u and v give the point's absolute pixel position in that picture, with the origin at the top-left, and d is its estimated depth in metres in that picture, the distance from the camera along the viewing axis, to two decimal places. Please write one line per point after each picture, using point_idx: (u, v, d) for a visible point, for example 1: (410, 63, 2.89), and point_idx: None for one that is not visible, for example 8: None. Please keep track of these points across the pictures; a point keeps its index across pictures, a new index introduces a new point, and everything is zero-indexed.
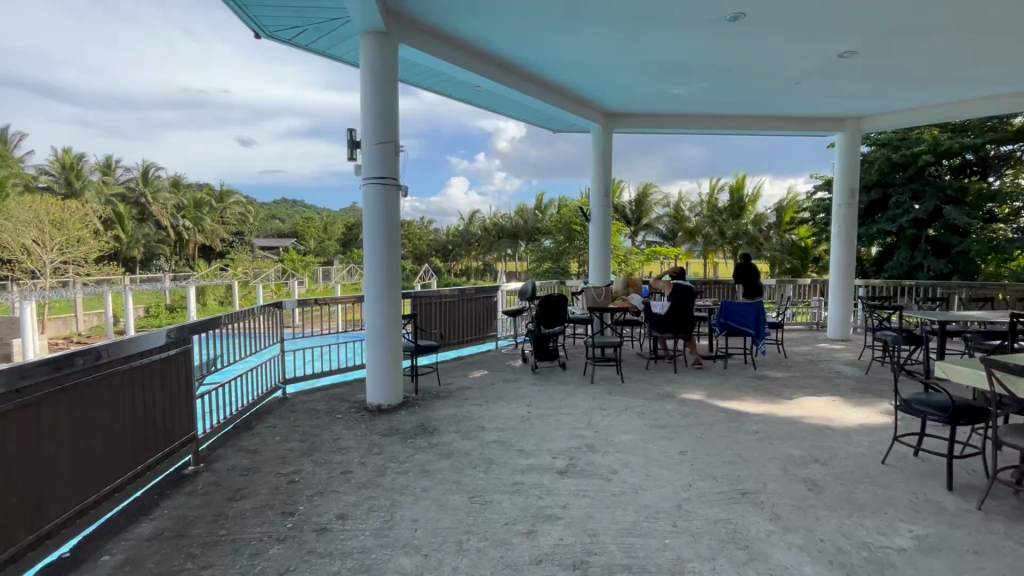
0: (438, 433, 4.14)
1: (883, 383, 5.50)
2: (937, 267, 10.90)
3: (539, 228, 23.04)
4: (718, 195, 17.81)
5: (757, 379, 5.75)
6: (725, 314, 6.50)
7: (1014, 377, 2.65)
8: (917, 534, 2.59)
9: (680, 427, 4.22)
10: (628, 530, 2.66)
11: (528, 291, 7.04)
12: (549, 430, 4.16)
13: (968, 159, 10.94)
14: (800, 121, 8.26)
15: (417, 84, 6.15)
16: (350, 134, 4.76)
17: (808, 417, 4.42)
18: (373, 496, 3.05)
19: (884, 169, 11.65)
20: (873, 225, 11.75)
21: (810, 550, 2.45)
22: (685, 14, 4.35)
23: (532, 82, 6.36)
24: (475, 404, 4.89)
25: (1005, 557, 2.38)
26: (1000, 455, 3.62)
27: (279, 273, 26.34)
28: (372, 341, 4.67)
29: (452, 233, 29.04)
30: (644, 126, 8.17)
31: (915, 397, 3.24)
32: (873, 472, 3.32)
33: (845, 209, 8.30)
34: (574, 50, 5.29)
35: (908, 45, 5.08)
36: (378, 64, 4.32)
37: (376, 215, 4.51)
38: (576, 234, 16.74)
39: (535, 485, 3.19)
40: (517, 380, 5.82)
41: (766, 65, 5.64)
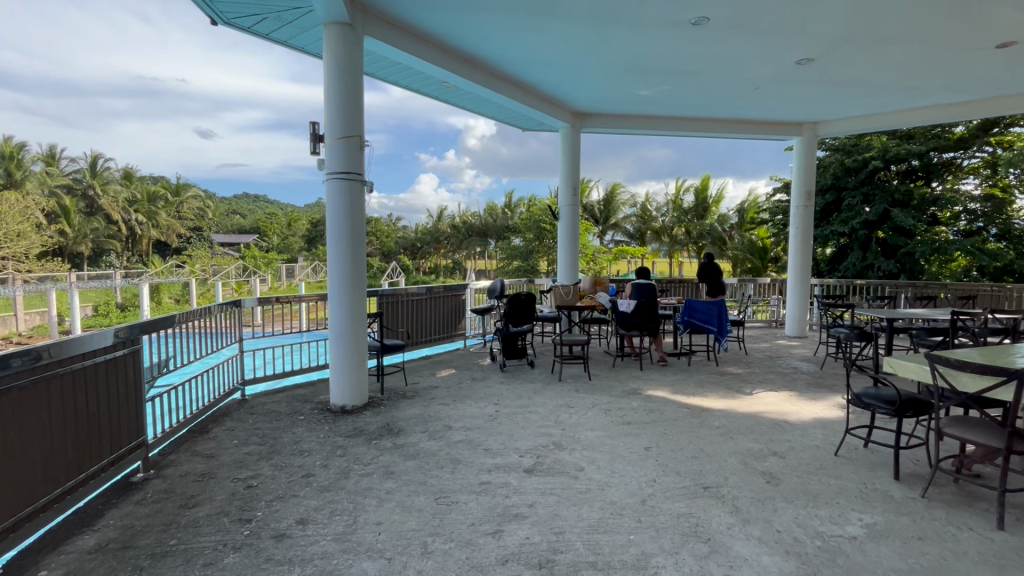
0: (404, 433, 4.07)
1: (836, 378, 5.76)
2: (886, 267, 11.50)
3: (509, 226, 23.08)
4: (684, 196, 18.22)
5: (718, 375, 5.90)
6: (689, 312, 6.66)
7: (954, 370, 2.83)
8: (867, 522, 2.70)
9: (645, 423, 4.29)
10: (595, 527, 2.68)
11: (497, 290, 7.00)
12: (517, 429, 4.15)
13: (914, 165, 11.59)
14: (761, 125, 8.52)
15: (384, 79, 6.04)
16: (314, 126, 4.62)
17: (766, 412, 4.56)
18: (336, 500, 2.97)
19: (838, 174, 12.17)
20: (827, 227, 12.27)
21: (768, 541, 2.52)
22: (652, 16, 4.41)
23: (501, 81, 6.34)
24: (442, 403, 4.84)
25: (946, 542, 2.51)
26: (943, 446, 3.82)
27: (240, 270, 25.42)
28: (336, 341, 4.55)
29: (421, 231, 28.75)
30: (612, 126, 8.25)
31: (866, 392, 3.39)
32: (826, 463, 3.45)
33: (801, 210, 8.63)
34: (542, 49, 5.30)
35: (860, 55, 5.31)
36: (343, 54, 4.22)
37: (340, 210, 4.39)
38: (546, 233, 16.88)
39: (501, 484, 3.17)
40: (484, 378, 5.80)
41: (728, 69, 5.78)
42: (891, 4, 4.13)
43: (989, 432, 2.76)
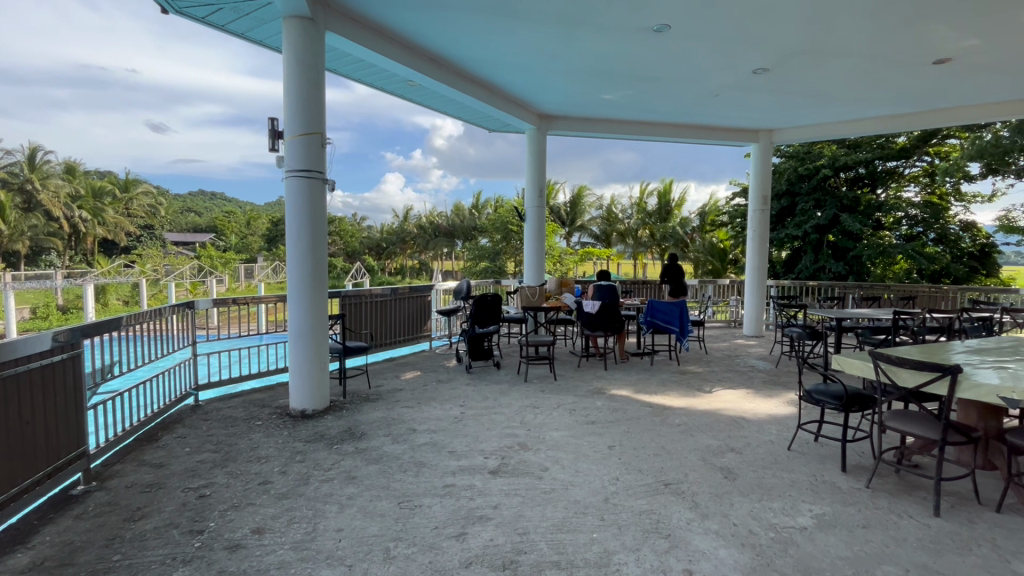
0: (366, 437, 3.99)
1: (790, 376, 6.00)
2: (835, 268, 12.02)
3: (476, 227, 23.06)
4: (648, 199, 18.67)
5: (680, 374, 6.06)
6: (652, 313, 6.81)
7: (895, 366, 3.00)
8: (816, 513, 2.83)
9: (608, 423, 4.36)
10: (558, 526, 2.70)
11: (463, 291, 6.96)
12: (482, 431, 4.13)
13: (861, 172, 12.22)
14: (720, 131, 8.80)
15: (346, 75, 5.91)
16: (273, 122, 4.48)
17: (724, 409, 4.71)
18: (295, 507, 2.88)
19: (791, 180, 12.77)
20: (783, 231, 12.81)
21: (725, 535, 2.60)
22: (615, 22, 4.50)
23: (467, 81, 6.32)
24: (407, 406, 4.77)
25: (888, 530, 2.65)
26: (886, 438, 4.04)
27: (194, 270, 24.33)
28: (295, 344, 4.41)
29: (387, 231, 28.31)
30: (577, 129, 8.30)
31: (815, 388, 3.55)
32: (780, 458, 3.59)
33: (758, 215, 8.96)
34: (508, 51, 5.32)
35: (811, 66, 5.56)
36: (303, 49, 4.11)
37: (299, 209, 4.27)
38: (513, 234, 16.96)
39: (466, 486, 3.15)
40: (450, 380, 5.75)
41: (688, 76, 5.94)
42: (839, 19, 4.35)
43: (927, 425, 2.93)
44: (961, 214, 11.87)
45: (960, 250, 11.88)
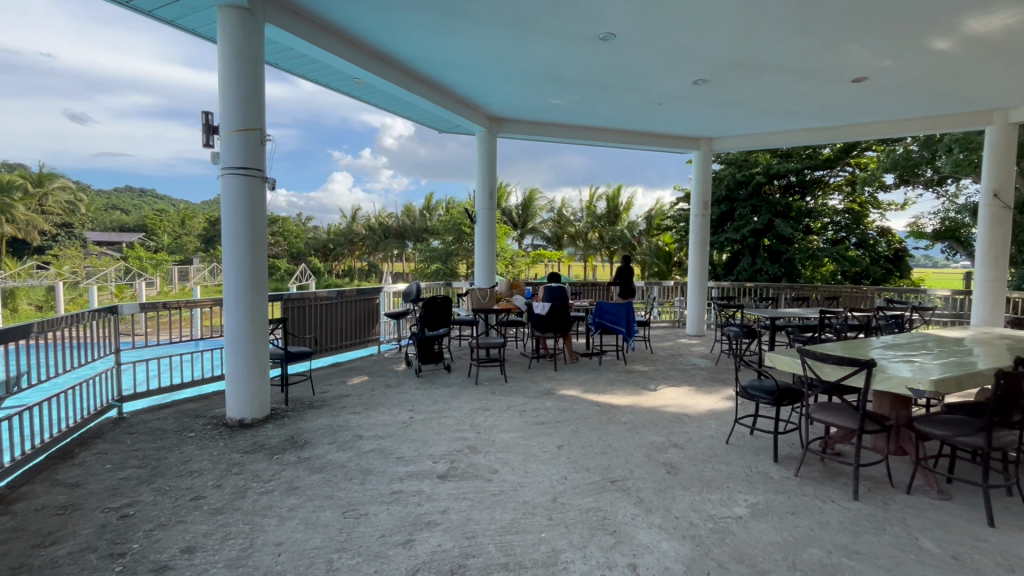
0: (309, 445, 3.84)
1: (728, 372, 6.31)
2: (772, 271, 12.77)
3: (428, 229, 22.78)
4: (597, 202, 19.14)
5: (627, 373, 6.22)
6: (600, 314, 6.98)
7: (820, 362, 3.22)
8: (751, 502, 2.98)
9: (557, 423, 4.42)
10: (507, 528, 2.71)
11: (413, 293, 6.86)
12: (431, 435, 4.08)
13: (792, 180, 13.03)
14: (664, 138, 9.15)
15: (288, 70, 5.68)
16: (206, 116, 4.24)
17: (668, 406, 4.89)
18: (230, 523, 2.73)
19: (730, 186, 13.53)
20: (723, 235, 13.52)
21: (667, 528, 2.69)
22: (562, 29, 4.59)
23: (415, 80, 6.24)
24: (353, 412, 4.64)
25: (814, 514, 2.83)
26: (813, 429, 4.33)
27: (120, 273, 22.56)
28: (231, 350, 4.18)
29: (334, 232, 27.38)
30: (528, 132, 8.37)
31: (750, 384, 3.74)
32: (718, 451, 3.77)
33: (699, 219, 9.37)
34: (457, 52, 5.29)
35: (747, 79, 5.88)
36: (239, 42, 3.92)
37: (235, 208, 4.06)
38: (465, 235, 16.87)
39: (414, 492, 3.10)
40: (399, 385, 5.64)
41: (634, 83, 6.13)
42: (769, 37, 4.64)
43: (847, 416, 3.17)
44: (879, 220, 12.95)
45: (878, 253, 12.89)
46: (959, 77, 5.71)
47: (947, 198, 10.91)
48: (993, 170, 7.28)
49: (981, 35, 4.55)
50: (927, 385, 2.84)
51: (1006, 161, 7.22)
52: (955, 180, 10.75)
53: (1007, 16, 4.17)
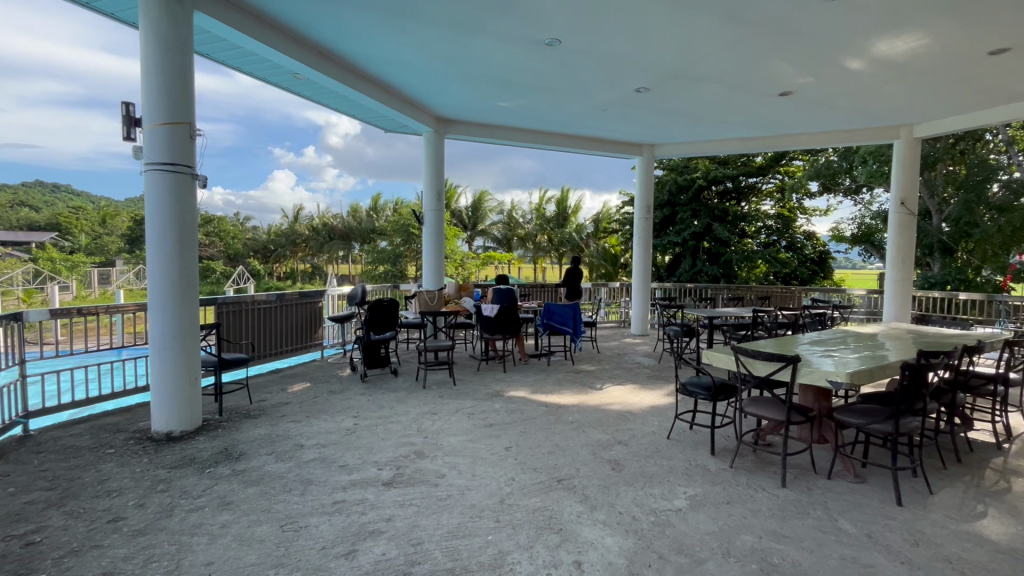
0: (245, 457, 3.65)
1: (669, 370, 6.55)
2: (711, 272, 13.40)
3: (376, 230, 22.29)
4: (547, 205, 19.37)
5: (574, 373, 6.33)
6: (548, 315, 7.08)
7: (752, 358, 3.42)
8: (689, 494, 3.11)
9: (506, 424, 4.43)
10: (453, 532, 2.68)
11: (358, 296, 6.67)
12: (376, 441, 3.98)
13: (729, 186, 13.75)
14: (609, 144, 9.40)
15: (220, 61, 5.37)
16: (127, 108, 3.95)
17: (613, 404, 5.01)
18: (153, 544, 2.54)
19: (672, 191, 14.13)
20: (665, 237, 14.07)
21: (611, 524, 2.76)
22: (509, 33, 4.63)
23: (359, 78, 6.09)
24: (293, 421, 4.44)
25: (746, 503, 3.00)
26: (746, 422, 4.57)
27: (28, 276, 20.49)
28: (158, 359, 3.89)
29: (274, 233, 26.16)
30: (475, 134, 8.35)
31: (689, 380, 3.91)
32: (660, 446, 3.90)
33: (643, 222, 9.70)
34: (402, 51, 5.21)
35: (685, 89, 6.16)
36: (164, 30, 3.68)
37: (161, 207, 3.80)
38: (413, 237, 16.54)
39: (357, 501, 3.01)
40: (343, 391, 5.46)
41: (579, 89, 6.27)
42: (705, 49, 4.88)
43: (775, 408, 3.38)
44: (805, 225, 13.91)
45: (805, 255, 13.75)
46: (871, 95, 6.24)
47: (863, 205, 11.86)
48: (901, 180, 7.98)
49: (888, 57, 4.99)
50: (844, 376, 3.09)
51: (911, 172, 7.95)
52: (869, 190, 11.70)
53: (909, 40, 4.59)
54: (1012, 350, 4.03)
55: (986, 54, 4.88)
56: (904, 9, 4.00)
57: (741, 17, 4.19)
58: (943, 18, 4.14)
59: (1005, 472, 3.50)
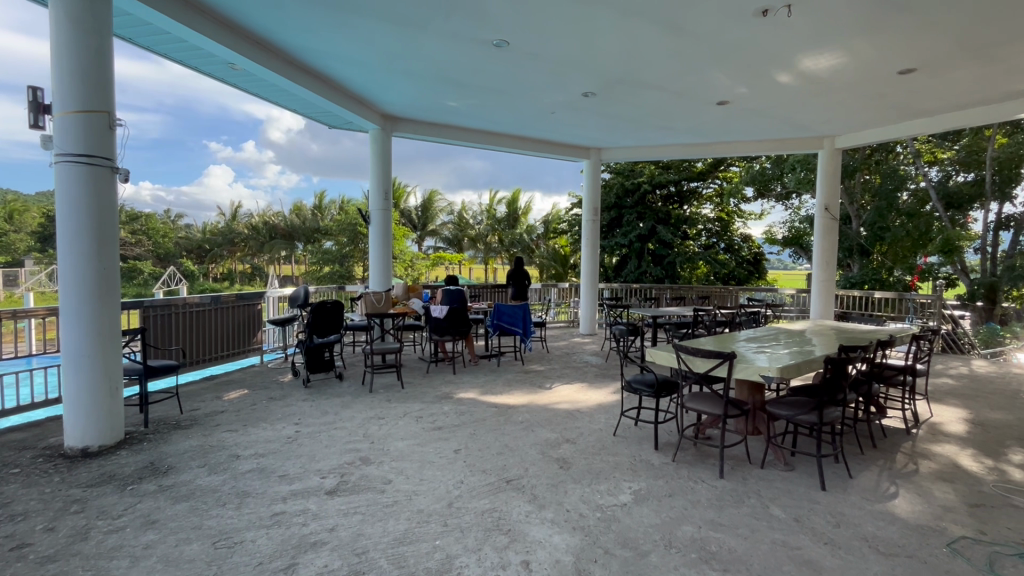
0: (174, 471, 3.41)
1: (616, 368, 6.72)
2: (655, 272, 13.87)
3: (321, 229, 21.56)
4: (497, 206, 19.28)
5: (524, 373, 6.36)
6: (498, 315, 7.08)
7: (692, 355, 3.56)
8: (634, 489, 3.20)
9: (455, 427, 4.39)
10: (400, 539, 2.62)
11: (300, 298, 6.40)
12: (319, 449, 3.83)
13: (672, 191, 14.31)
14: (557, 146, 9.54)
15: (144, 47, 4.99)
16: (33, 92, 3.62)
17: (561, 404, 5.08)
18: (66, 572, 2.32)
19: (619, 195, 14.54)
20: (613, 239, 14.44)
21: (559, 522, 2.78)
22: (456, 31, 4.59)
23: (300, 71, 5.85)
24: (229, 431, 4.20)
25: (687, 495, 3.12)
26: (687, 417, 4.75)
27: None
28: (72, 367, 3.57)
29: (210, 232, 24.68)
30: (423, 133, 8.22)
31: (634, 378, 4.02)
32: (606, 443, 3.99)
33: (590, 224, 9.91)
34: (346, 45, 5.06)
35: (629, 95, 6.35)
36: (78, 9, 3.39)
37: (75, 202, 3.49)
38: (360, 236, 16.09)
39: (298, 512, 2.89)
40: (284, 397, 5.22)
41: (527, 91, 6.31)
42: (647, 57, 5.05)
43: (713, 402, 3.54)
44: (742, 228, 14.69)
45: (742, 256, 14.49)
46: (799, 107, 6.68)
47: (793, 210, 12.76)
48: (824, 187, 8.59)
49: (813, 73, 5.36)
50: (775, 371, 3.28)
51: (833, 180, 8.57)
52: (798, 196, 12.67)
53: (830, 58, 4.95)
54: (918, 344, 4.42)
55: (896, 73, 5.34)
56: (825, 28, 4.30)
57: (680, 28, 4.36)
58: (859, 38, 4.49)
59: (913, 455, 3.83)
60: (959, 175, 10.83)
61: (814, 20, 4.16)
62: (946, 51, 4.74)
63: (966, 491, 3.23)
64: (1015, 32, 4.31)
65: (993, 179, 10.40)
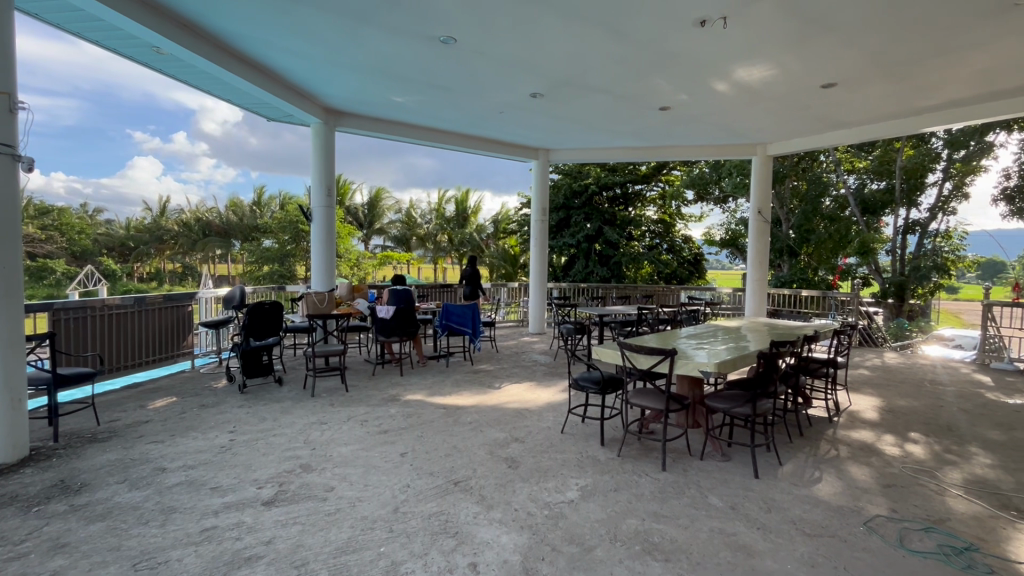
0: (89, 488, 3.13)
1: (563, 367, 6.81)
2: (601, 272, 14.21)
3: (260, 226, 20.54)
4: (446, 205, 19.05)
5: (473, 374, 6.32)
6: (446, 315, 6.98)
7: (636, 352, 3.66)
8: (581, 485, 3.25)
9: (401, 429, 4.29)
10: (342, 548, 2.52)
11: (236, 299, 6.05)
12: (256, 458, 3.63)
13: (618, 193, 14.69)
14: (505, 146, 9.56)
15: (52, 24, 4.54)
16: None
17: (509, 403, 5.08)
18: None
19: (567, 196, 14.85)
20: (561, 239, 14.69)
21: (507, 522, 2.78)
22: (401, 25, 4.48)
23: (234, 59, 5.52)
24: (154, 442, 3.89)
25: (631, 488, 3.20)
26: (632, 413, 4.87)
27: None
28: None
29: (134, 228, 22.91)
30: (368, 128, 7.99)
31: (581, 375, 4.09)
32: (554, 441, 4.03)
33: (539, 224, 10.00)
34: (284, 33, 4.82)
35: (576, 98, 6.45)
36: None
37: None
38: (303, 235, 15.43)
39: (231, 526, 2.72)
40: (218, 404, 4.92)
41: (475, 89, 6.28)
42: (593, 61, 5.15)
43: (656, 397, 3.66)
44: (683, 229, 15.27)
45: (683, 257, 15.03)
46: (734, 115, 7.04)
47: (730, 213, 13.47)
48: (757, 192, 9.10)
49: (746, 82, 5.65)
50: (713, 365, 3.44)
51: (765, 185, 9.10)
52: (734, 200, 13.27)
53: (762, 70, 5.25)
54: (839, 338, 4.76)
55: (819, 86, 5.73)
56: (757, 41, 4.55)
57: (624, 34, 4.47)
58: (786, 52, 4.77)
59: (835, 442, 4.12)
60: (873, 183, 11.83)
61: (747, 33, 4.38)
62: (862, 68, 5.14)
63: (880, 472, 3.51)
64: (922, 53, 4.72)
65: (902, 187, 11.53)
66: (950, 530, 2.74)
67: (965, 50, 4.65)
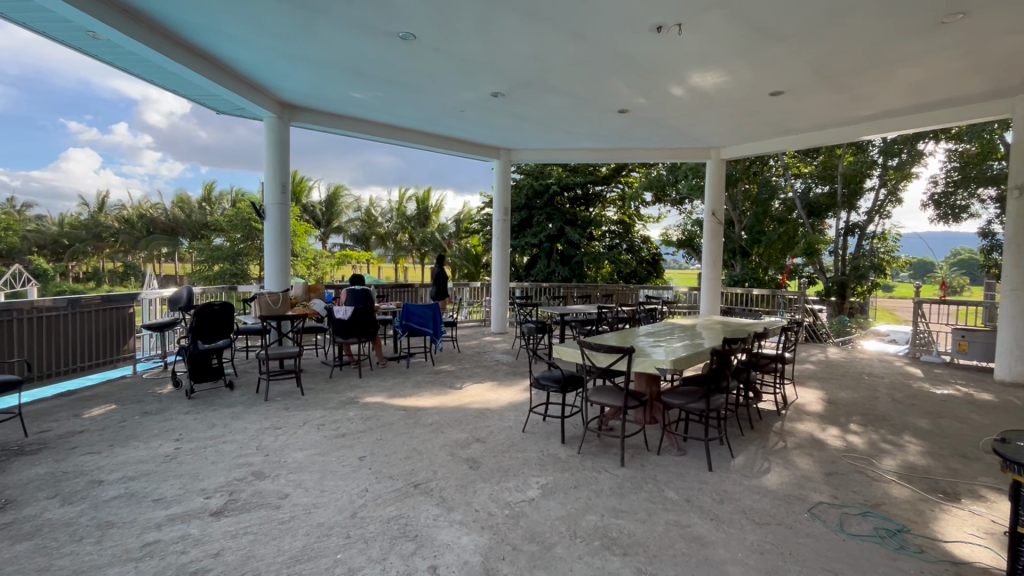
0: (14, 505, 2.89)
1: (525, 366, 6.83)
2: (563, 272, 14.38)
3: (210, 224, 19.66)
4: (407, 204, 18.78)
5: (434, 374, 6.25)
6: (407, 316, 6.87)
7: (595, 351, 3.70)
8: (542, 483, 3.27)
9: (360, 433, 4.19)
10: (296, 557, 2.44)
11: (183, 300, 5.76)
12: (204, 467, 3.46)
13: (579, 193, 14.91)
14: (467, 145, 9.51)
15: None
16: None
17: (471, 404, 5.05)
18: None
19: (529, 196, 14.96)
20: (523, 239, 14.78)
21: (468, 523, 2.76)
22: (358, 18, 4.37)
23: (179, 47, 5.24)
24: (91, 453, 3.65)
25: (591, 485, 3.25)
26: (591, 410, 4.94)
27: None
28: None
29: (70, 225, 21.45)
30: (325, 124, 7.77)
31: (542, 374, 4.11)
32: (516, 441, 4.04)
33: (500, 223, 9.99)
34: (234, 22, 4.62)
35: (537, 98, 6.49)
36: None
37: None
38: (256, 233, 14.80)
39: (176, 539, 2.58)
40: (163, 411, 4.66)
41: (435, 87, 6.21)
42: (553, 62, 5.19)
43: (615, 395, 3.72)
44: (642, 230, 15.59)
45: (641, 257, 15.40)
46: (689, 119, 7.27)
47: (686, 214, 13.91)
48: (712, 194, 9.42)
49: (701, 88, 5.84)
50: (668, 363, 3.52)
51: (719, 188, 9.43)
52: (690, 202, 13.76)
53: (715, 76, 5.44)
54: (787, 334, 4.97)
55: (768, 94, 5.99)
56: (710, 48, 4.71)
57: (583, 36, 4.52)
58: (737, 60, 4.96)
59: (783, 434, 4.31)
60: (817, 187, 12.48)
61: (700, 40, 4.53)
62: (807, 77, 5.40)
63: (823, 462, 3.70)
64: (861, 65, 5.01)
65: (843, 191, 12.24)
66: (885, 514, 2.92)
67: (898, 63, 4.96)
